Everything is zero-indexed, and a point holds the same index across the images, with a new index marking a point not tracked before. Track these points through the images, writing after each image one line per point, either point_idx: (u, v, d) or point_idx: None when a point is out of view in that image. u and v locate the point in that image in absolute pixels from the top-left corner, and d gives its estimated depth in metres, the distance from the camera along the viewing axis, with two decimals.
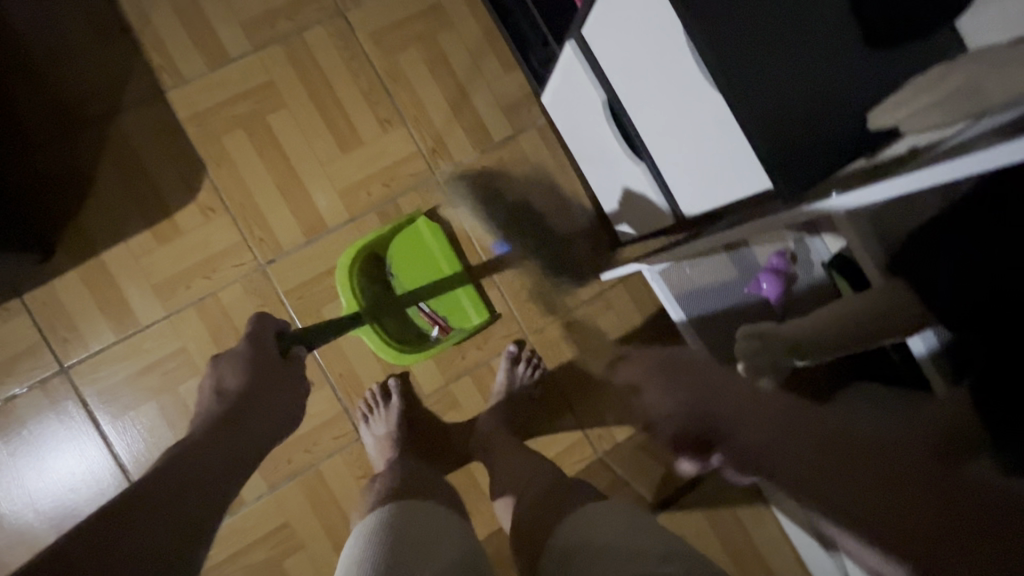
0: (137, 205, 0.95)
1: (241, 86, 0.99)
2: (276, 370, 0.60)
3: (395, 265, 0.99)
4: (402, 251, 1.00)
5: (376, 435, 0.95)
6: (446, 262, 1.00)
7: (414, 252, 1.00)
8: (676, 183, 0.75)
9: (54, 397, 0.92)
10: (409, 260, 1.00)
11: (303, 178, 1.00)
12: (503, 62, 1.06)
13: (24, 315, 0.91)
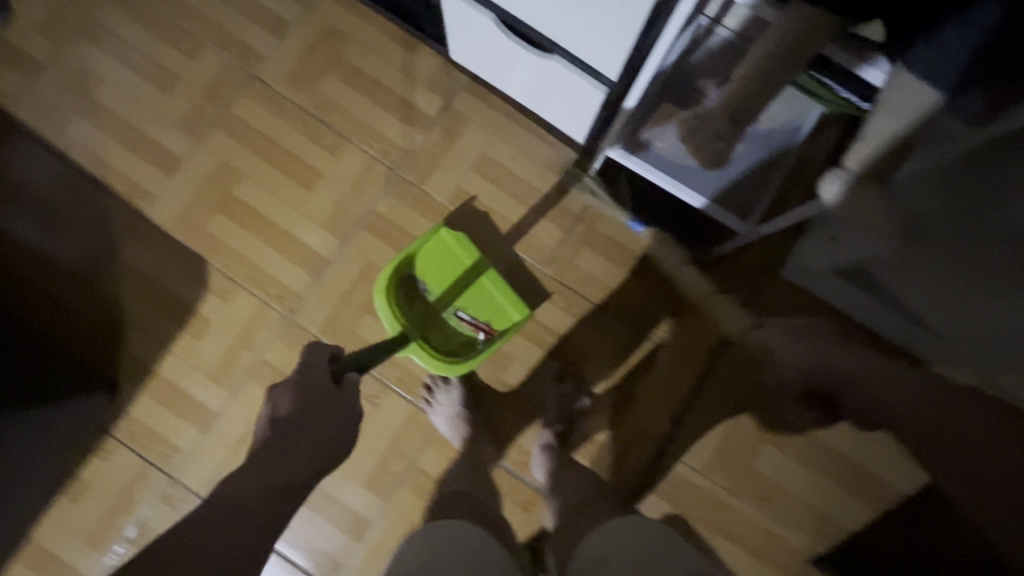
0: (166, 316, 1.04)
1: (201, 177, 1.08)
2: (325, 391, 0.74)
3: (431, 277, 1.03)
4: (433, 265, 1.02)
5: (448, 418, 1.00)
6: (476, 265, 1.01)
7: (446, 263, 1.02)
8: (592, 60, 0.77)
9: (174, 504, 1.01)
10: (442, 274, 1.03)
11: (288, 228, 1.07)
12: (408, 46, 1.12)
13: (119, 446, 1.01)
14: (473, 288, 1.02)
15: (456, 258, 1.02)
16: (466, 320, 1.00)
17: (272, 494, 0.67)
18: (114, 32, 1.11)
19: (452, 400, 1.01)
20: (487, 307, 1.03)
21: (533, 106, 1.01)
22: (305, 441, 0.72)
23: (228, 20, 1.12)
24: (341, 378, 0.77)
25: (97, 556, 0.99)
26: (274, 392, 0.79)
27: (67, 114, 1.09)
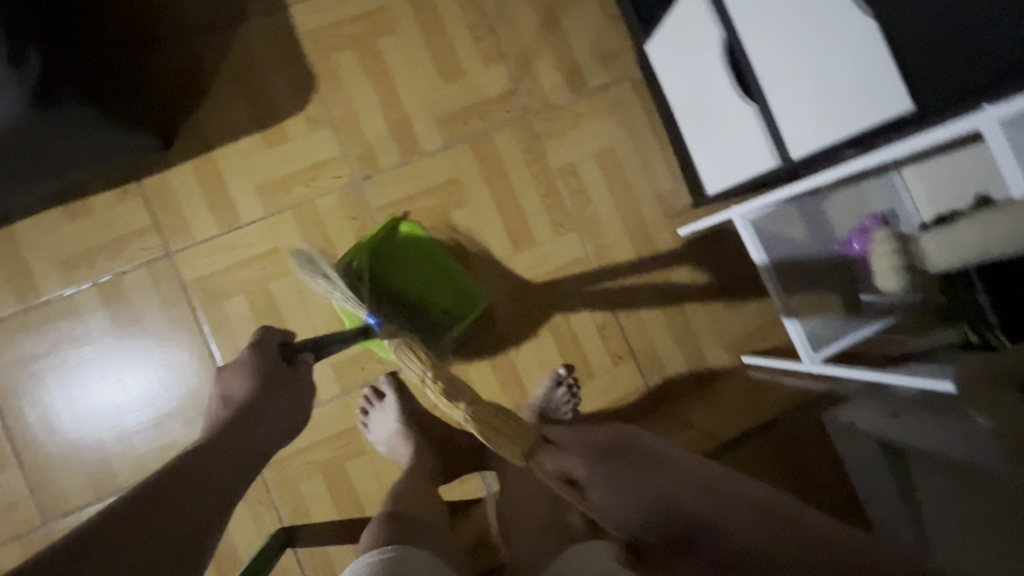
0: (252, 109, 1.00)
1: (358, 8, 1.04)
2: (282, 370, 0.65)
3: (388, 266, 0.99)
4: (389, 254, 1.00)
5: (389, 425, 0.96)
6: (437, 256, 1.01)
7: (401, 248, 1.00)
8: (787, 123, 0.73)
9: (157, 279, 0.97)
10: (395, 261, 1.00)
11: (405, 103, 1.04)
12: (606, 14, 1.09)
13: (138, 196, 0.97)
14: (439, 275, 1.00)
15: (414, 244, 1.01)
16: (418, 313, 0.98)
17: (235, 469, 0.56)
18: None
19: (389, 414, 0.96)
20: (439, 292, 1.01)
21: (696, 141, 0.97)
22: (265, 420, 0.60)
23: None
24: (298, 359, 0.67)
25: (60, 282, 0.95)
26: (221, 377, 0.65)
27: None
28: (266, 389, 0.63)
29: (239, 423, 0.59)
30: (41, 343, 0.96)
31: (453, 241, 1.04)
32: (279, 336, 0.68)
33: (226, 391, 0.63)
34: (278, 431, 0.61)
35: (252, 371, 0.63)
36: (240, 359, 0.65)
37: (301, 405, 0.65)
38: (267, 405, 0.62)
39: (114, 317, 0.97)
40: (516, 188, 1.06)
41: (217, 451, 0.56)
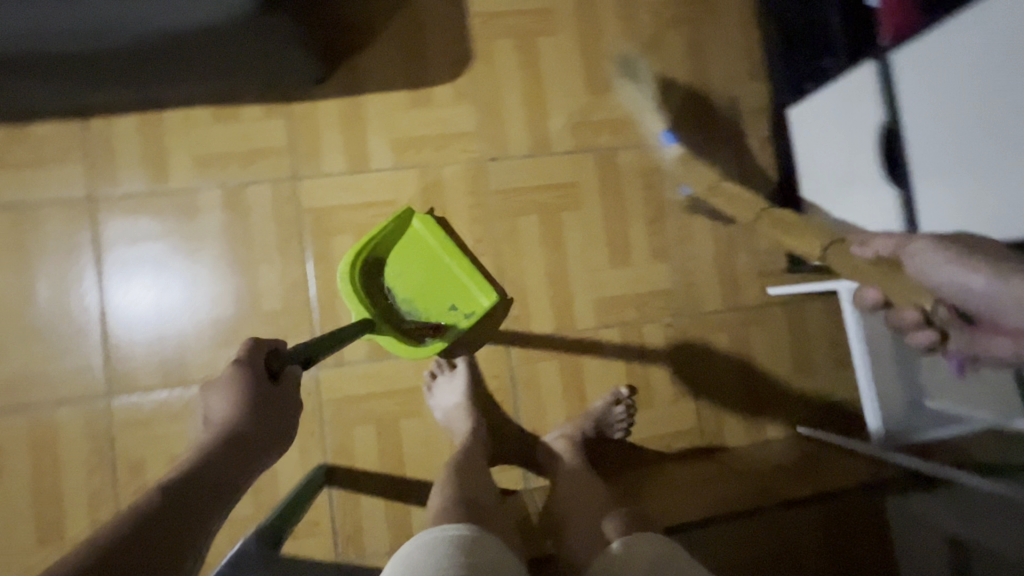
0: (408, 67, 1.05)
1: (528, 4, 1.09)
2: (270, 389, 0.61)
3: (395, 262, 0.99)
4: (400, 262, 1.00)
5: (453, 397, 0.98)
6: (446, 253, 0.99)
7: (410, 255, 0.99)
8: (940, 202, 0.80)
9: (277, 199, 1.01)
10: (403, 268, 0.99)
11: (547, 101, 1.09)
12: (752, 72, 1.13)
13: (283, 118, 1.02)
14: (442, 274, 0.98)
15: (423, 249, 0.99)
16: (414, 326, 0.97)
17: (209, 498, 0.52)
18: None
19: (455, 387, 0.99)
20: (443, 301, 0.98)
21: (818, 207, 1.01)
22: (245, 449, 0.57)
23: None
24: (282, 373, 0.62)
25: (188, 176, 0.99)
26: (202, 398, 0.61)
27: None
28: (248, 409, 0.58)
29: (218, 448, 0.55)
30: (153, 228, 0.99)
31: (556, 241, 1.07)
32: (262, 347, 0.62)
33: (207, 408, 0.59)
34: (262, 449, 0.58)
35: (234, 390, 0.59)
36: (222, 376, 0.61)
37: (281, 423, 0.61)
38: (248, 427, 0.58)
39: (227, 223, 1.00)
40: (626, 207, 1.09)
41: (192, 481, 0.52)
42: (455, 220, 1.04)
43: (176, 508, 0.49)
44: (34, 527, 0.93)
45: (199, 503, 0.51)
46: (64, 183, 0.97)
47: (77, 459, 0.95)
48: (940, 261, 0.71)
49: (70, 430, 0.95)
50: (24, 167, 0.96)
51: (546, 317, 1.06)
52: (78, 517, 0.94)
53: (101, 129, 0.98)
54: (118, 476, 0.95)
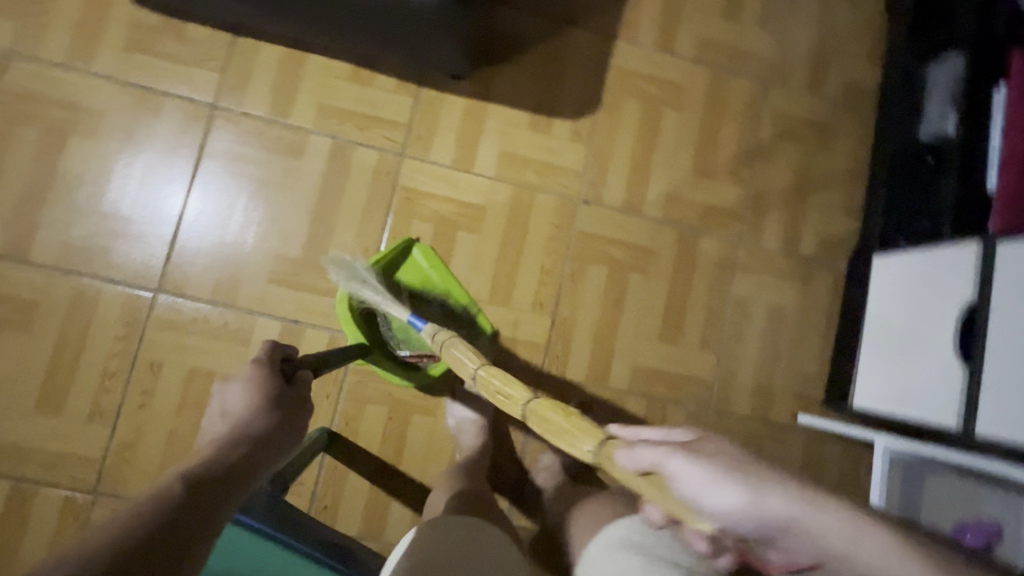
0: (539, 93, 1.09)
1: (666, 75, 1.14)
2: (288, 389, 0.58)
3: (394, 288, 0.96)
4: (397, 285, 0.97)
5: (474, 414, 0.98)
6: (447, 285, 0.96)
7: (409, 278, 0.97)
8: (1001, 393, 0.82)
9: (378, 167, 1.04)
10: (402, 292, 0.97)
11: (653, 167, 1.12)
12: (849, 207, 1.17)
13: (411, 98, 1.06)
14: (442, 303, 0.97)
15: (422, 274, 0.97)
16: (408, 355, 0.94)
17: (219, 488, 0.44)
18: None
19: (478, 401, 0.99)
20: (438, 328, 0.95)
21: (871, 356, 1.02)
22: (266, 448, 0.51)
23: (807, 44, 1.19)
24: (294, 376, 0.60)
25: (307, 118, 1.03)
26: (217, 392, 0.56)
27: None
28: (268, 401, 0.54)
29: (237, 440, 0.50)
30: (256, 152, 1.02)
31: (617, 298, 1.08)
32: (277, 351, 0.61)
33: (219, 405, 0.54)
34: (280, 449, 0.52)
35: (256, 384, 0.55)
36: (242, 371, 0.57)
37: (298, 425, 0.56)
38: (269, 422, 0.53)
39: (324, 172, 1.03)
40: (692, 291, 1.11)
41: (216, 473, 0.45)
42: (531, 244, 1.07)
43: (203, 494, 0.42)
44: (38, 389, 0.93)
45: (210, 500, 0.42)
46: (195, 84, 1.01)
47: (102, 340, 0.95)
48: (706, 482, 0.43)
49: (107, 311, 0.96)
50: (166, 57, 1.01)
51: (583, 365, 1.07)
52: (82, 395, 0.94)
53: (248, 49, 1.02)
54: (135, 370, 0.95)
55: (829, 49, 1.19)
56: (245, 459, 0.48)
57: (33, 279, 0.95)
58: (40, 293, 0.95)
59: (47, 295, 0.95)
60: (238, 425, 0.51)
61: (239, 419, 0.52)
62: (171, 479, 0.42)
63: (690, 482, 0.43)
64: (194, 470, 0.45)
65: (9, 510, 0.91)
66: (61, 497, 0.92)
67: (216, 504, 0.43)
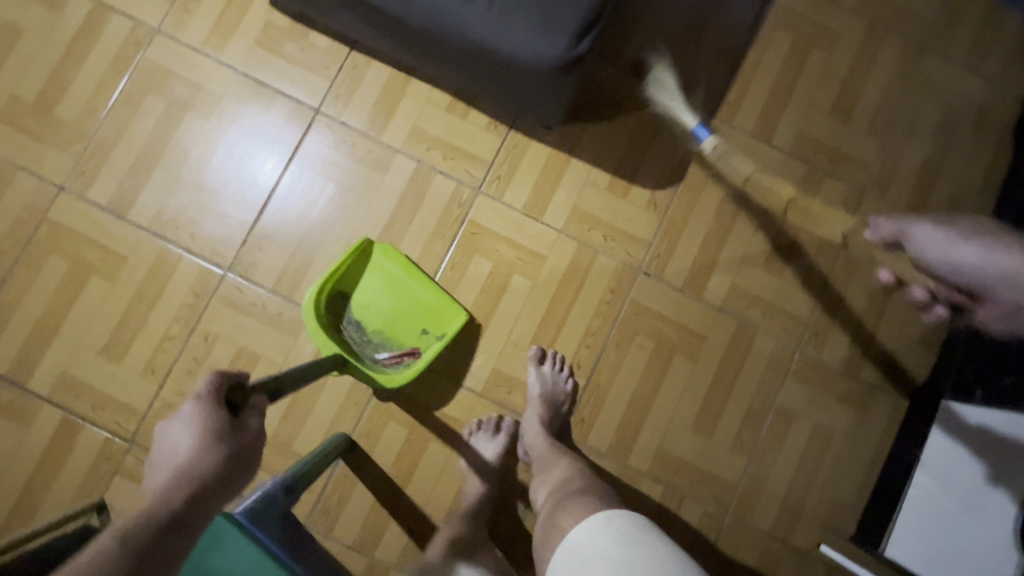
0: (624, 157, 1.09)
1: (757, 163, 1.11)
2: (236, 426, 0.59)
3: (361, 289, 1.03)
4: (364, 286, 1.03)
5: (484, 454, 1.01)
6: (413, 279, 1.01)
7: (375, 277, 1.03)
8: None
9: (452, 198, 1.07)
10: (371, 296, 1.03)
11: (723, 254, 1.09)
12: (926, 339, 1.09)
13: (499, 138, 1.08)
14: (407, 298, 1.02)
15: (388, 274, 1.02)
16: (387, 357, 1.02)
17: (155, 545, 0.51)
18: (884, 54, 1.15)
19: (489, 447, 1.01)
20: (411, 324, 1.03)
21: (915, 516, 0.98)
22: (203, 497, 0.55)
23: (916, 159, 1.13)
24: (243, 408, 0.61)
25: (397, 138, 1.07)
26: (167, 424, 0.59)
27: (797, 30, 1.14)
28: (210, 444, 0.57)
29: (181, 485, 0.55)
30: (344, 160, 1.07)
31: (656, 377, 1.06)
32: (223, 381, 0.61)
33: (166, 444, 0.58)
34: (229, 488, 0.58)
35: (200, 424, 0.57)
36: (185, 408, 0.59)
37: (247, 461, 0.59)
38: (213, 466, 0.56)
39: (401, 192, 1.07)
40: (735, 388, 1.07)
41: (146, 537, 0.51)
42: (582, 303, 1.06)
43: (136, 566, 0.49)
44: (107, 335, 1.01)
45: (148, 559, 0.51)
46: (305, 88, 1.08)
47: (170, 305, 1.03)
48: (949, 240, 0.88)
49: (181, 279, 1.03)
50: (286, 59, 1.08)
51: (607, 437, 1.05)
52: (142, 350, 1.01)
53: (359, 64, 1.08)
54: (191, 338, 1.02)
55: (940, 169, 1.13)
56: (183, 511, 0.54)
57: (126, 236, 1.03)
58: (129, 250, 1.03)
59: (135, 252, 1.03)
60: (179, 473, 0.55)
61: (179, 465, 0.56)
62: (98, 553, 0.49)
63: (933, 244, 0.89)
64: (128, 533, 0.51)
65: (57, 439, 0.99)
66: (101, 439, 0.99)
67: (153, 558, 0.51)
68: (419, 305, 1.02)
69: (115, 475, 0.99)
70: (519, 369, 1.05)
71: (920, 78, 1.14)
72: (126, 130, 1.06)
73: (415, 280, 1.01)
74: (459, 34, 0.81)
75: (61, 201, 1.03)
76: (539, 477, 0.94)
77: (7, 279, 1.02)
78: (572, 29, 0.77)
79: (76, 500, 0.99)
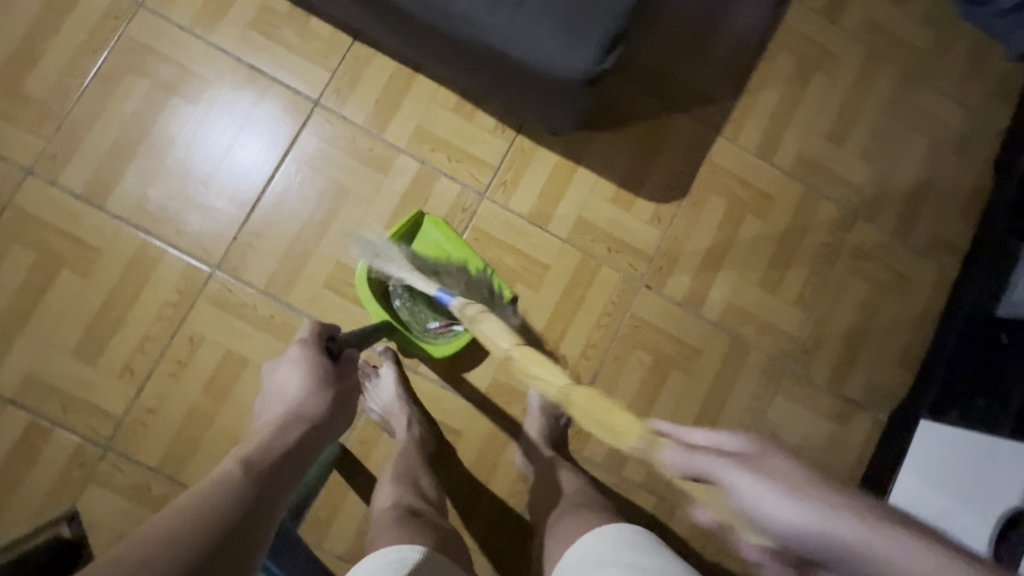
0: (630, 169, 1.09)
1: (758, 181, 1.12)
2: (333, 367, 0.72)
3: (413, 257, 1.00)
4: (417, 254, 1.01)
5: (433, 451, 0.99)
6: (463, 256, 0.99)
7: (427, 247, 1.00)
8: None
9: (457, 203, 1.04)
10: (422, 265, 1.01)
11: (722, 270, 1.10)
12: (905, 360, 1.14)
13: (506, 142, 1.06)
14: (456, 269, 0.99)
15: (441, 246, 0.99)
16: (435, 326, 0.99)
17: (289, 458, 0.63)
18: (881, 80, 1.17)
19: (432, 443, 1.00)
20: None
21: (961, 514, 0.94)
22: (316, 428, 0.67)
23: (905, 185, 1.17)
24: (338, 354, 0.74)
25: (401, 137, 1.03)
26: (274, 369, 0.72)
27: (802, 51, 1.15)
28: (319, 385, 0.69)
29: (295, 416, 0.66)
30: (344, 156, 1.02)
31: (652, 391, 1.07)
32: (321, 331, 0.75)
33: (278, 385, 0.70)
34: (329, 429, 0.69)
35: (306, 363, 0.70)
36: (290, 352, 0.72)
37: (343, 405, 0.71)
38: (319, 405, 0.68)
39: (405, 194, 1.03)
40: (727, 403, 1.09)
41: (270, 461, 0.61)
42: (583, 314, 1.06)
43: (273, 469, 0.60)
44: (80, 333, 0.94)
45: (280, 471, 0.60)
46: (303, 77, 1.02)
47: (152, 303, 0.96)
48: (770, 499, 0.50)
49: (164, 276, 0.97)
50: (283, 45, 1.02)
51: (602, 448, 1.06)
52: (120, 350, 0.95)
53: (363, 57, 1.03)
54: (174, 339, 0.96)
55: (926, 195, 1.17)
56: (300, 432, 0.65)
57: (103, 226, 0.96)
58: (106, 242, 0.96)
59: (112, 245, 0.96)
60: (292, 405, 0.67)
61: (290, 395, 0.68)
62: (229, 473, 0.57)
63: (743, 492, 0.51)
64: (253, 457, 0.60)
65: (23, 444, 0.92)
66: (74, 445, 0.93)
67: (288, 469, 0.62)
68: (470, 279, 0.99)
69: (89, 483, 0.93)
70: (519, 380, 1.04)
71: (913, 105, 1.18)
72: (103, 110, 0.97)
73: (466, 257, 0.98)
74: (482, 39, 0.77)
75: (28, 185, 0.94)
76: (539, 487, 0.94)
77: None
78: (599, 43, 0.75)
79: (45, 508, 0.92)
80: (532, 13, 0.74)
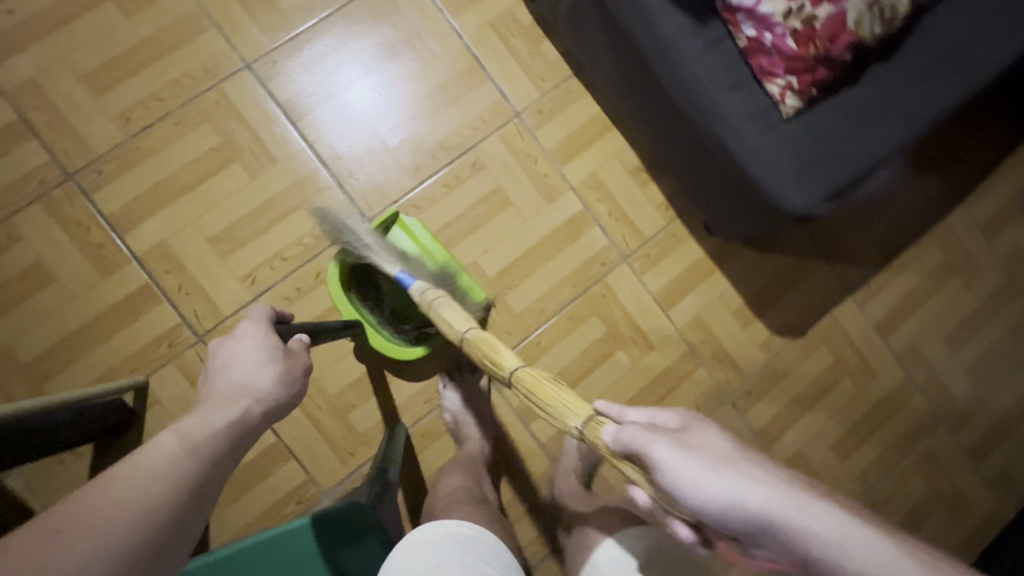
0: (761, 293, 1.12)
1: (868, 351, 1.15)
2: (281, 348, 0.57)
3: (387, 261, 0.99)
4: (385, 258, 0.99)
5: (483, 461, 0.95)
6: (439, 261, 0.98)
7: None
8: None
9: (601, 256, 1.08)
10: None
11: (805, 417, 1.13)
12: None
13: (664, 221, 1.10)
14: None
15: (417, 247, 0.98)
16: (408, 329, 0.98)
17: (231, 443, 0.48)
18: (1009, 310, 1.21)
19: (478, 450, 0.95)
20: None
21: None
22: (262, 410, 0.52)
23: (994, 414, 1.20)
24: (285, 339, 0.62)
25: (576, 175, 1.07)
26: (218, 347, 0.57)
27: (951, 254, 1.19)
28: (269, 362, 0.55)
29: (244, 394, 0.52)
30: (520, 172, 1.06)
31: None
32: (269, 312, 0.63)
33: (224, 363, 0.55)
34: (277, 415, 0.55)
35: (261, 338, 0.57)
36: (239, 330, 0.58)
37: (298, 387, 0.58)
38: (272, 384, 0.54)
39: (558, 229, 1.06)
40: None
41: (212, 442, 0.46)
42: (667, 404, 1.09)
43: (209, 454, 0.46)
44: (225, 224, 0.97)
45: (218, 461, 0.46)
46: (514, 88, 1.07)
47: (298, 226, 0.99)
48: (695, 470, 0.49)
49: (321, 207, 1.00)
50: (510, 53, 1.07)
51: None
52: (253, 256, 0.97)
53: (574, 93, 1.08)
54: (303, 267, 0.99)
55: (1009, 431, 1.20)
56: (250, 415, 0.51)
57: (287, 140, 1.00)
58: (283, 156, 0.99)
59: (287, 160, 0.99)
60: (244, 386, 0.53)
61: (236, 377, 0.53)
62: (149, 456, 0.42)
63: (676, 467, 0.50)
64: (190, 434, 0.46)
65: (128, 301, 0.94)
66: (173, 322, 0.95)
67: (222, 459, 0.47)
68: None
69: (170, 362, 0.95)
70: None
71: None
72: (331, 41, 1.02)
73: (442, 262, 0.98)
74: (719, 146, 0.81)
75: (239, 77, 0.99)
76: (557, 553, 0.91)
77: (152, 125, 0.96)
78: (827, 188, 0.79)
79: (122, 367, 0.94)
80: (777, 140, 0.79)
